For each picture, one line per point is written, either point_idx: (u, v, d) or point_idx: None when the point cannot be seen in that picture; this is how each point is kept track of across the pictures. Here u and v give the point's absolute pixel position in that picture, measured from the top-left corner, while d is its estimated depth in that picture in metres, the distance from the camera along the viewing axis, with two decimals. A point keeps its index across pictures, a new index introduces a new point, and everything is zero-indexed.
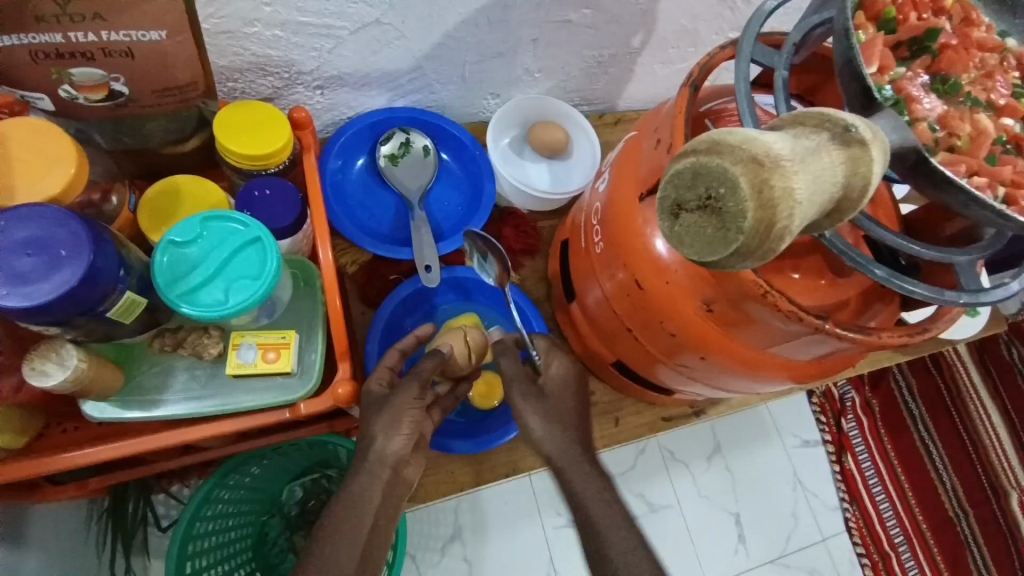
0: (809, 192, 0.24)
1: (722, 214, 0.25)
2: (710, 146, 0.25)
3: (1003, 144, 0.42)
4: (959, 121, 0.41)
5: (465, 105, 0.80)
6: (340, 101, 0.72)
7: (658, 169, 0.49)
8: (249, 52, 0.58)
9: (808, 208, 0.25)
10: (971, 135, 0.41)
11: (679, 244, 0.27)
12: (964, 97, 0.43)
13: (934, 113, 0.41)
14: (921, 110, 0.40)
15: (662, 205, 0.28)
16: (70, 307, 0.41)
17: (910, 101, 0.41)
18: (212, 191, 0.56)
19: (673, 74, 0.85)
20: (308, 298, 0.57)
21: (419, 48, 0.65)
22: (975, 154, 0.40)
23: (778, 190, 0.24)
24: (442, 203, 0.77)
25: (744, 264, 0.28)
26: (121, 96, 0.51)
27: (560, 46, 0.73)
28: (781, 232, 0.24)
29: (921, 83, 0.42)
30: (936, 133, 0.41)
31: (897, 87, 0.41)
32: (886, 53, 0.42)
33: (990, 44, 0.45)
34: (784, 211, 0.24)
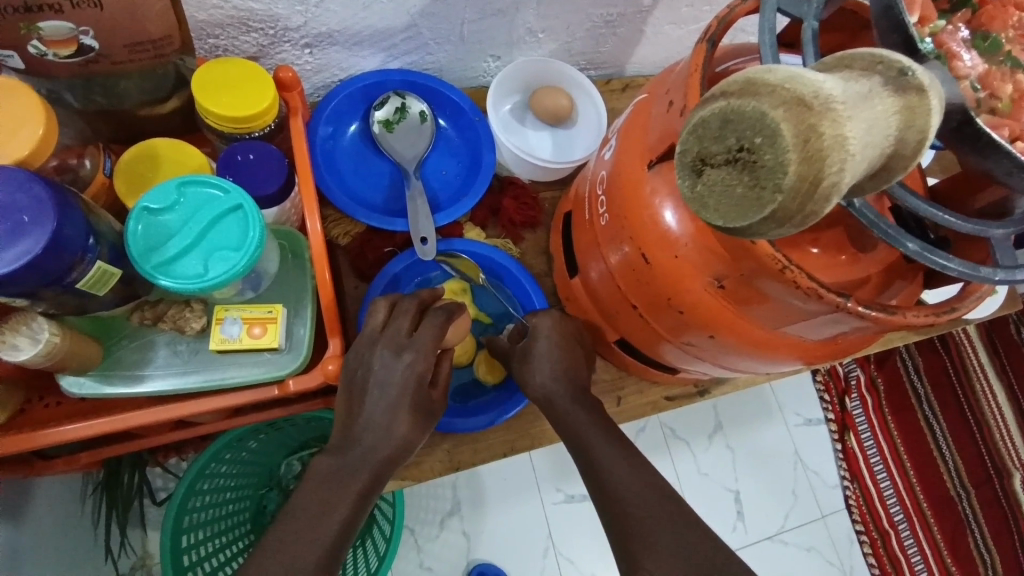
0: (861, 142, 0.21)
1: (757, 168, 0.22)
2: (745, 87, 0.22)
3: None
4: (1001, 81, 0.37)
5: (463, 67, 0.76)
6: (330, 62, 0.68)
7: (670, 133, 0.45)
8: (230, 5, 0.54)
9: (859, 162, 0.21)
10: (1013, 97, 0.37)
11: (704, 206, 0.24)
12: (1005, 57, 0.38)
13: (976, 72, 0.37)
14: (962, 68, 0.37)
15: (684, 160, 0.25)
16: (33, 279, 0.37)
17: (951, 58, 0.37)
18: (193, 156, 0.53)
19: (685, 35, 0.80)
20: (296, 272, 0.54)
21: (414, 3, 0.61)
22: (1017, 116, 0.37)
23: (828, 139, 0.21)
24: (439, 172, 0.73)
25: (775, 233, 0.25)
26: (92, 50, 0.46)
27: (565, 3, 0.68)
28: (828, 190, 0.21)
29: (962, 39, 0.38)
30: (978, 93, 0.37)
31: (937, 41, 0.38)
32: (927, 3, 0.37)
33: None
34: (833, 164, 0.21)
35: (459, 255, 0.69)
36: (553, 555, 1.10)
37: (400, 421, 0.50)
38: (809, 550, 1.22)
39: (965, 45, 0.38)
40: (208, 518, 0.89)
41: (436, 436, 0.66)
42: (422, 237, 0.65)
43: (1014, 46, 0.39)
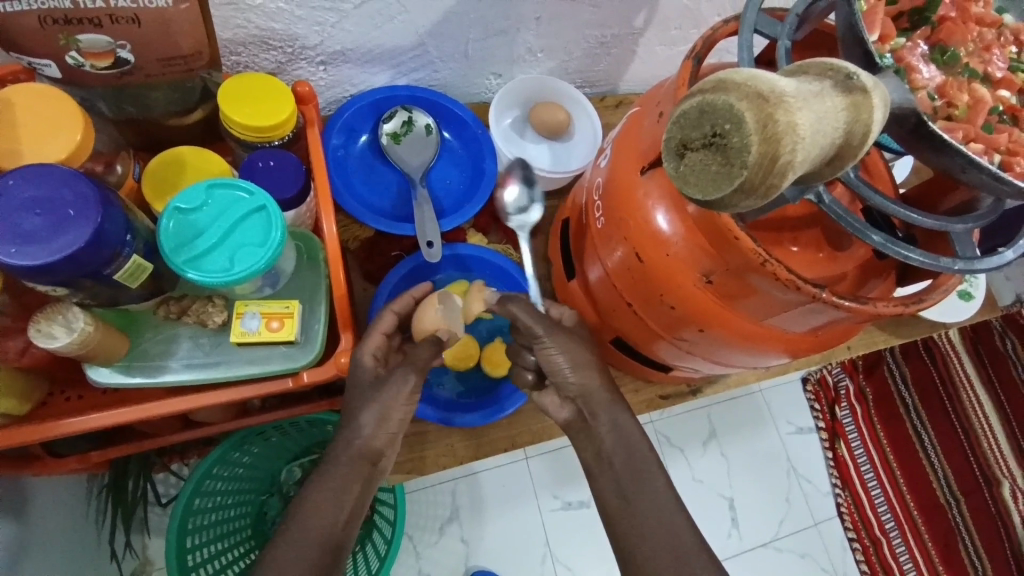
0: (811, 129, 0.25)
1: (726, 149, 0.26)
2: (717, 83, 0.26)
3: (999, 114, 0.43)
4: (957, 91, 0.42)
5: (467, 84, 0.81)
6: (343, 78, 0.72)
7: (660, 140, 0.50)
8: (253, 24, 0.59)
9: (810, 147, 0.25)
10: (969, 104, 0.42)
11: (683, 183, 0.28)
12: (962, 68, 0.43)
13: (934, 83, 0.42)
14: (921, 80, 0.42)
15: (668, 145, 0.29)
16: (73, 269, 0.40)
17: (911, 70, 0.42)
18: (217, 162, 0.57)
19: (675, 55, 0.86)
20: (312, 272, 0.57)
21: (423, 24, 0.66)
22: (975, 121, 0.41)
23: (783, 125, 0.24)
24: (443, 181, 0.78)
25: (744, 209, 0.29)
26: (127, 63, 0.50)
27: (561, 24, 0.74)
28: (783, 167, 0.25)
29: (921, 53, 0.43)
30: (935, 102, 0.42)
31: (897, 56, 0.42)
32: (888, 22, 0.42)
33: (990, 19, 0.45)
34: (787, 145, 0.24)
35: (462, 258, 0.72)
36: (551, 562, 1.12)
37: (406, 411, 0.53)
38: (804, 557, 1.24)
39: (925, 58, 0.43)
40: (210, 521, 0.90)
41: (440, 431, 0.69)
42: (428, 240, 0.68)
43: (970, 59, 0.44)
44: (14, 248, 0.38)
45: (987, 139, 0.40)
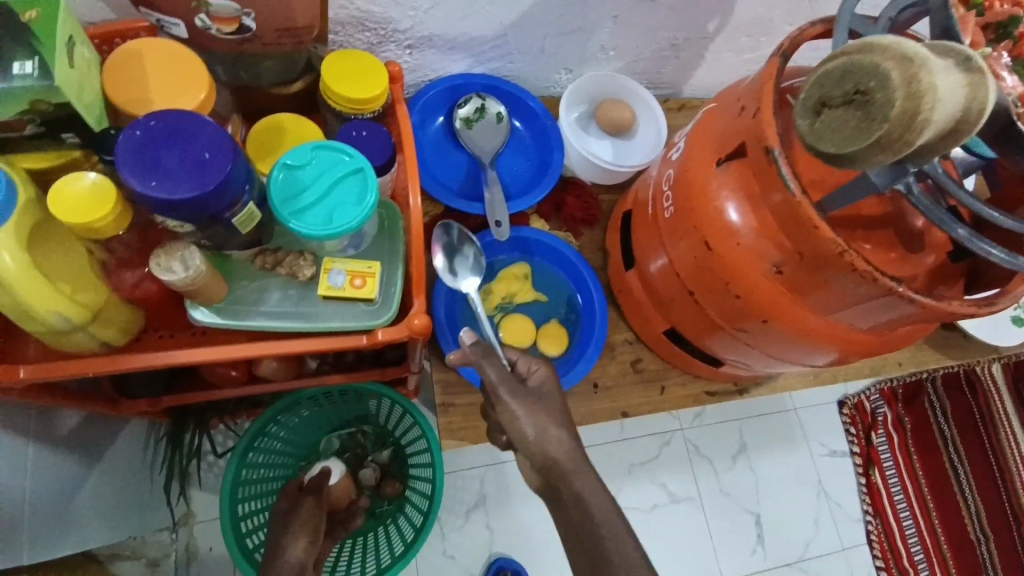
0: (950, 92, 0.28)
1: (869, 105, 0.29)
2: (864, 47, 0.29)
3: None
4: None
5: (538, 77, 0.84)
6: (425, 63, 0.76)
7: (740, 134, 0.52)
8: (354, 6, 0.63)
9: (946, 108, 0.28)
10: None
11: (820, 137, 0.31)
12: None
13: (1016, 91, 0.42)
14: (1006, 85, 0.42)
15: (806, 103, 0.32)
16: (202, 207, 0.44)
17: (997, 76, 0.42)
18: (311, 129, 0.61)
19: (742, 63, 0.88)
20: (391, 238, 0.60)
21: (507, 15, 0.70)
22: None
23: (927, 83, 0.27)
24: (509, 168, 0.81)
25: (869, 169, 0.32)
26: (248, 30, 0.54)
27: (636, 24, 0.77)
28: (923, 122, 0.28)
29: (1005, 65, 0.44)
30: (1019, 107, 0.41)
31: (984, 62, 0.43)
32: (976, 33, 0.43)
33: None
34: (929, 102, 0.27)
35: (526, 241, 0.75)
36: None
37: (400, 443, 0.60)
38: None
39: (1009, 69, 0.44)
40: None
41: None
42: (497, 221, 0.72)
43: None
44: (156, 183, 0.42)
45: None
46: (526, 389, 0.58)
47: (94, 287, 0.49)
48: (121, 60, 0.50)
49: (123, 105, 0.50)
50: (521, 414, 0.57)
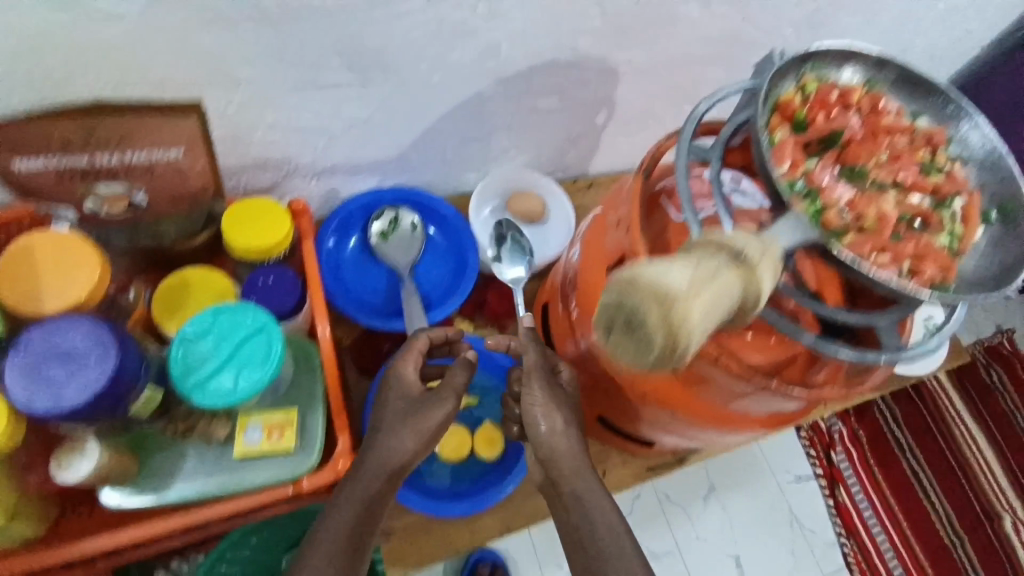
0: (702, 316, 0.32)
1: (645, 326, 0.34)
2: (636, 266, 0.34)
3: (908, 222, 0.45)
4: (866, 206, 0.44)
5: (449, 181, 0.88)
6: (335, 186, 0.79)
7: (620, 247, 0.56)
8: (252, 152, 0.67)
9: (702, 327, 0.33)
10: (876, 218, 0.44)
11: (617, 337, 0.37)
12: (871, 182, 0.46)
13: (845, 199, 0.44)
14: (831, 198, 0.44)
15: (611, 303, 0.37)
16: (92, 409, 0.44)
17: (822, 189, 0.44)
18: (218, 279, 0.63)
19: (637, 142, 0.95)
20: (307, 376, 0.61)
21: (404, 139, 0.74)
22: (882, 233, 0.43)
23: (678, 318, 0.32)
24: (430, 273, 0.83)
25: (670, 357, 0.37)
26: (140, 205, 0.56)
27: (530, 128, 0.82)
28: (682, 347, 0.33)
29: (831, 173, 0.45)
30: (846, 217, 0.44)
31: (809, 178, 0.44)
32: (797, 151, 0.45)
33: (899, 128, 0.49)
34: (682, 334, 0.32)
35: None
36: None
37: (408, 441, 0.56)
38: None
39: (836, 176, 0.45)
40: None
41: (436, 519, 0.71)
42: None
43: (880, 171, 0.46)
44: (40, 396, 0.43)
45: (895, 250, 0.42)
46: (555, 381, 0.61)
47: (3, 491, 0.48)
48: (12, 258, 0.51)
49: (15, 303, 0.50)
50: (539, 402, 0.59)
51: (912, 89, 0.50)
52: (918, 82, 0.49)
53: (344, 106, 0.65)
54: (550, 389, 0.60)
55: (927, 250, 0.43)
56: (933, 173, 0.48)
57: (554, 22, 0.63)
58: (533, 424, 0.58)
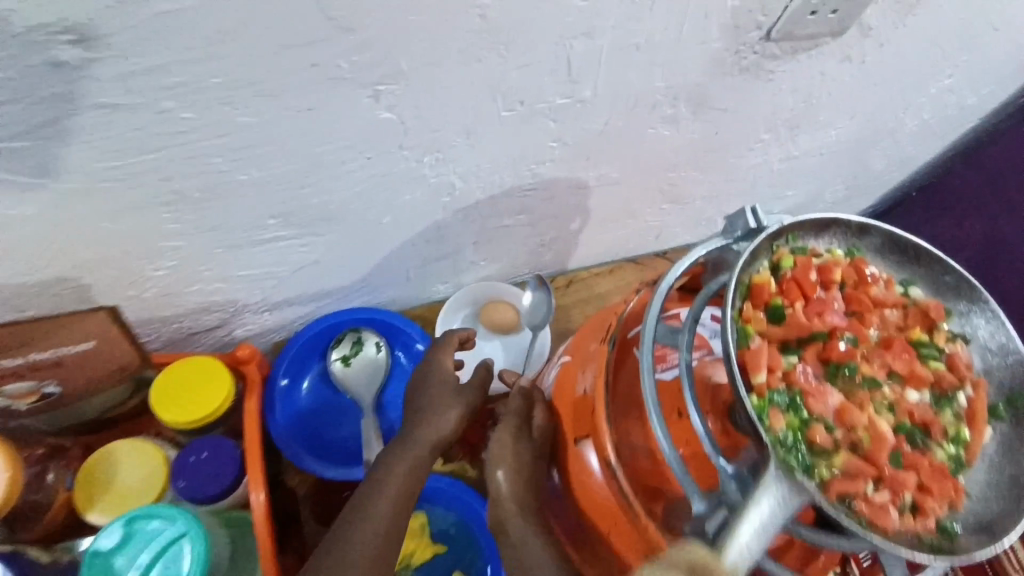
0: None
1: None
2: None
3: (909, 428, 0.40)
4: (857, 417, 0.39)
5: (416, 293, 0.82)
6: (291, 314, 0.73)
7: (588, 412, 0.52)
8: (192, 301, 0.61)
9: None
10: (871, 434, 0.39)
11: None
12: (862, 378, 0.41)
13: (833, 409, 0.39)
14: (819, 408, 0.39)
15: None
16: None
17: (808, 396, 0.39)
18: (152, 453, 0.57)
19: (618, 239, 0.89)
20: (242, 549, 0.58)
21: (361, 269, 0.69)
22: (877, 458, 0.38)
23: None
24: (397, 400, 0.76)
25: None
26: (54, 393, 0.54)
27: (501, 242, 0.77)
28: None
29: (814, 373, 0.40)
30: (836, 432, 0.38)
31: (789, 380, 0.39)
32: (775, 353, 0.40)
33: (888, 302, 0.44)
34: None
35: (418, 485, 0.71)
36: None
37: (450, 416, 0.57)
38: None
39: (819, 377, 0.40)
40: None
41: None
42: None
43: (871, 362, 0.41)
44: None
45: (893, 483, 0.37)
46: (527, 432, 0.57)
47: None
48: None
49: None
50: (506, 440, 0.55)
51: (899, 259, 0.46)
52: (907, 253, 0.45)
53: (287, 253, 0.59)
54: (518, 436, 0.56)
55: (927, 472, 0.39)
56: (932, 358, 0.43)
57: (511, 159, 0.58)
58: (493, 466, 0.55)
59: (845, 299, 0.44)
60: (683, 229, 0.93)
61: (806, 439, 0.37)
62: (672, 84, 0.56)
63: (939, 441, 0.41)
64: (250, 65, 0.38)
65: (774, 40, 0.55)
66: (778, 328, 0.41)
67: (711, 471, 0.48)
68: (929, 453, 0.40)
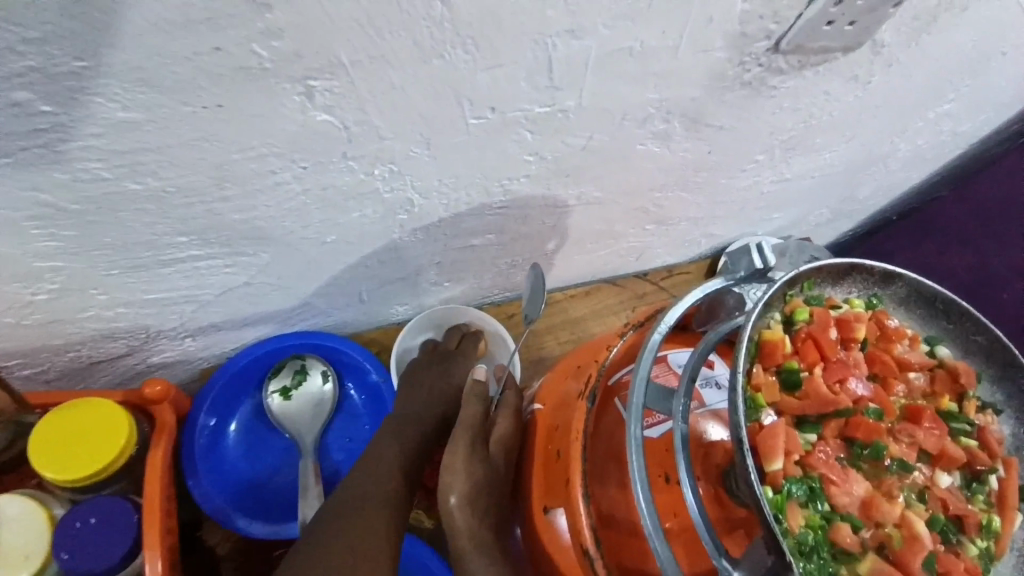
0: None
1: None
2: None
3: (941, 521, 0.34)
4: (886, 513, 0.33)
5: (371, 316, 0.72)
6: (221, 339, 0.62)
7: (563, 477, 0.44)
8: (89, 328, 0.51)
9: None
10: (901, 532, 0.33)
11: None
12: (889, 461, 0.35)
13: (858, 502, 0.33)
14: (842, 502, 0.33)
15: None
16: None
17: (829, 487, 0.33)
18: (35, 517, 0.47)
19: (597, 260, 0.81)
20: None
21: (302, 291, 0.59)
22: (910, 564, 0.32)
23: None
24: (343, 438, 0.67)
25: None
26: None
27: (467, 262, 0.68)
28: None
29: (835, 455, 0.34)
30: (862, 531, 0.33)
31: (807, 465, 0.33)
32: (791, 430, 0.33)
33: (915, 365, 0.38)
34: None
35: None
36: None
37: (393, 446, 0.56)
38: None
39: (839, 458, 0.34)
40: None
41: None
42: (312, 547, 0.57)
43: (898, 439, 0.36)
44: None
45: None
46: (483, 449, 0.50)
47: None
48: None
49: None
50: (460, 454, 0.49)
51: (926, 312, 0.40)
52: (939, 307, 0.39)
53: (207, 274, 0.50)
54: (473, 454, 0.49)
55: None
56: (964, 433, 0.37)
57: (478, 174, 0.50)
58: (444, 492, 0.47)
59: (865, 360, 0.38)
60: (667, 251, 0.86)
61: (827, 539, 0.32)
62: (668, 97, 0.49)
63: (973, 536, 0.35)
64: (128, 48, 0.29)
65: (783, 52, 0.49)
66: (793, 397, 0.35)
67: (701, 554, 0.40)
68: (962, 552, 0.34)
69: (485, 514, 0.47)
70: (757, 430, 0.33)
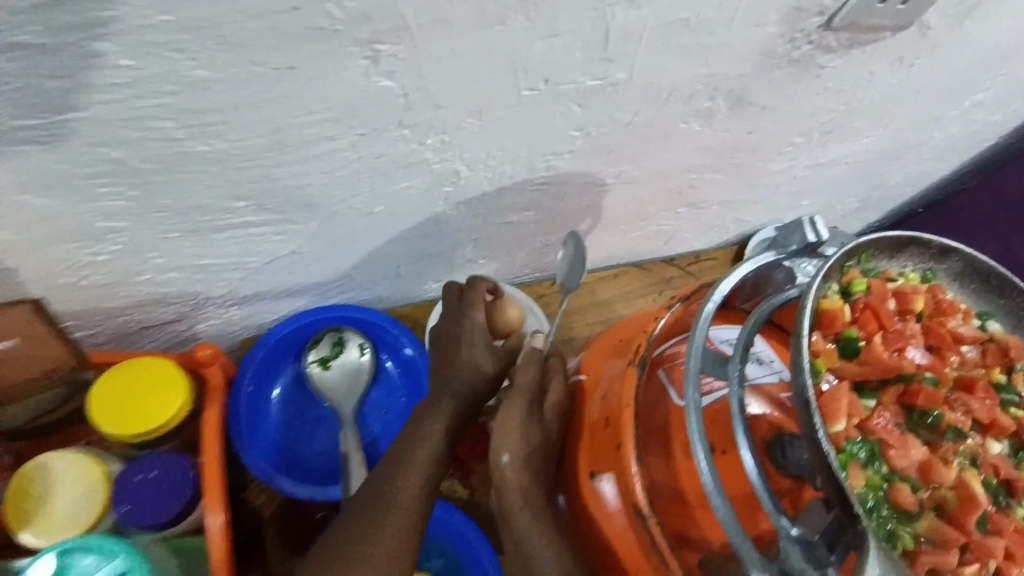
0: None
1: None
2: None
3: (992, 486, 0.37)
4: (943, 475, 0.35)
5: (405, 292, 0.73)
6: (262, 309, 0.63)
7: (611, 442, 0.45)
8: (142, 291, 0.52)
9: None
10: (957, 493, 0.35)
11: None
12: (946, 430, 0.37)
13: (916, 464, 0.35)
14: (900, 462, 0.35)
15: None
16: None
17: (886, 450, 0.35)
18: (91, 469, 0.49)
19: (627, 242, 0.81)
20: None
21: (343, 262, 0.60)
22: (966, 523, 0.34)
23: None
24: (379, 410, 0.69)
25: None
26: None
27: (503, 240, 0.69)
28: None
29: (893, 421, 0.36)
30: (920, 492, 0.35)
31: (867, 429, 0.36)
32: (852, 396, 0.36)
33: (968, 339, 0.40)
34: None
35: None
36: None
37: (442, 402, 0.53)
38: None
39: (897, 424, 0.37)
40: None
41: None
42: None
43: (954, 410, 0.38)
44: None
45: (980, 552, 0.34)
46: (537, 413, 0.50)
47: None
48: None
49: None
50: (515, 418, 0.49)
51: (981, 288, 0.41)
52: (990, 283, 0.41)
53: (257, 241, 0.51)
54: (528, 418, 0.49)
55: (1013, 537, 0.35)
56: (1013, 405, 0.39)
57: (523, 147, 0.51)
58: (496, 452, 0.48)
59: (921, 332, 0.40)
60: (696, 235, 0.86)
61: (888, 497, 0.34)
62: (714, 73, 0.49)
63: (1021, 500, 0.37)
64: (209, 7, 0.30)
65: (835, 28, 0.49)
66: (851, 364, 0.37)
67: (758, 514, 0.42)
68: (1010, 514, 0.37)
69: (536, 477, 0.48)
70: (820, 394, 0.35)
